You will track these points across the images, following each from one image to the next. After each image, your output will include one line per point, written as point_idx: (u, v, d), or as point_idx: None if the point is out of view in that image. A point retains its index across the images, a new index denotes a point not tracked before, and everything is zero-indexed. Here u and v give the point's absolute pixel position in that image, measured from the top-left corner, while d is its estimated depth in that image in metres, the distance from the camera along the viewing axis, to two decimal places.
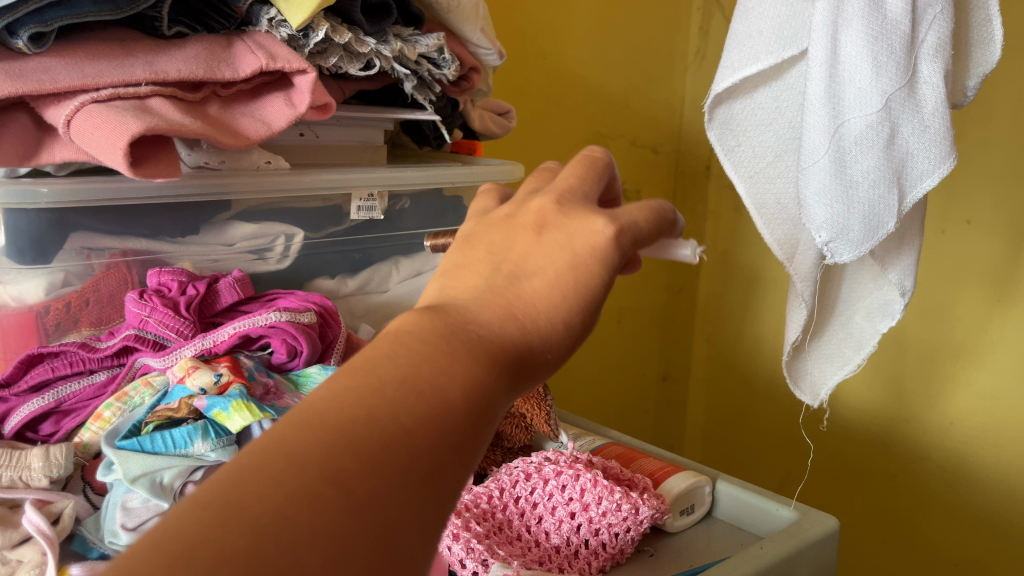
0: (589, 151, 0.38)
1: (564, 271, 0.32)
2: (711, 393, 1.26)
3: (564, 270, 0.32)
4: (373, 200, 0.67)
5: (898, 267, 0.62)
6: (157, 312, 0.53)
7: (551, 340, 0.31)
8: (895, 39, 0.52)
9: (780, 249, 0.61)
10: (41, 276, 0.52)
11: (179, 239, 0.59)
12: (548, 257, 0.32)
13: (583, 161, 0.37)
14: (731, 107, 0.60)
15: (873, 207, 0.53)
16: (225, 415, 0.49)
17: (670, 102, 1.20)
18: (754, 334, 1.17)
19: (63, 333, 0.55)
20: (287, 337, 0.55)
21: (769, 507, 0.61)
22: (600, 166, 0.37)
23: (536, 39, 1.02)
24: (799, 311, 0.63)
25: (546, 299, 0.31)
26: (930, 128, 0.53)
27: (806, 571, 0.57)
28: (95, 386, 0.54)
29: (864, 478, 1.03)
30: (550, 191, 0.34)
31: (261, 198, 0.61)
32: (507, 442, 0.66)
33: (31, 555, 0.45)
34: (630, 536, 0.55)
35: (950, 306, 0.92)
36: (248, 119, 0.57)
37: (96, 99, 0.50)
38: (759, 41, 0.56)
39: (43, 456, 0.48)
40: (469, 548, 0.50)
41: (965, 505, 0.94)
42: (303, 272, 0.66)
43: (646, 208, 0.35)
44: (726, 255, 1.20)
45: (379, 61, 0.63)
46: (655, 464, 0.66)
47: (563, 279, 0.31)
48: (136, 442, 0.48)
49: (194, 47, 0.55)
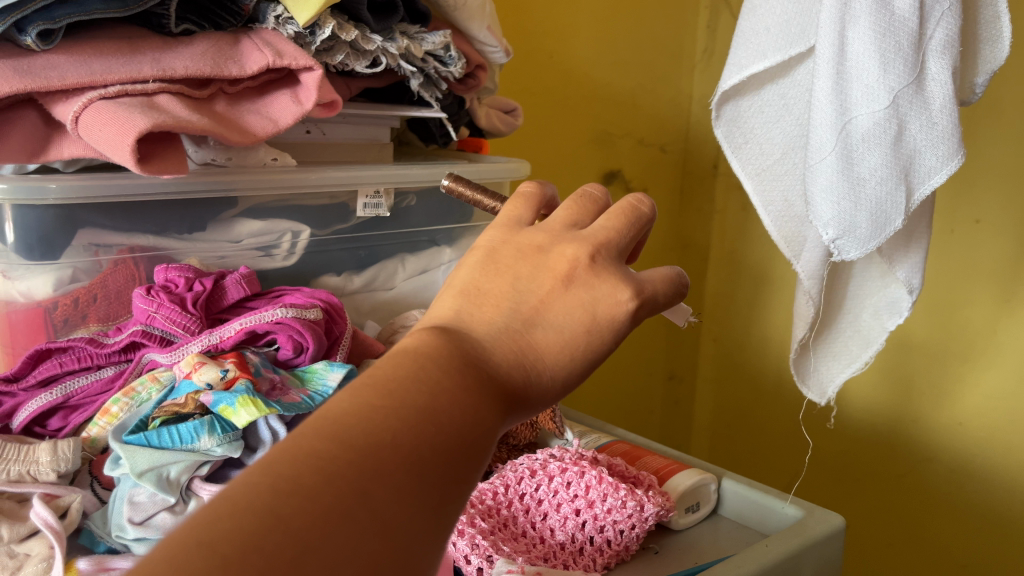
0: (635, 202, 0.40)
1: (579, 329, 0.35)
2: (717, 392, 1.26)
3: (580, 330, 0.35)
4: (379, 198, 0.67)
5: (906, 264, 0.62)
6: (164, 307, 0.53)
7: (547, 392, 0.34)
8: (903, 36, 0.52)
9: (787, 246, 0.61)
10: (50, 272, 0.53)
11: (186, 235, 0.59)
12: (568, 313, 0.35)
13: (626, 213, 0.39)
14: (739, 104, 0.60)
15: (881, 204, 0.53)
16: (231, 410, 0.49)
17: (677, 101, 1.20)
18: (762, 333, 1.17)
19: (71, 328, 0.55)
20: (293, 333, 0.55)
21: (775, 504, 0.61)
22: (639, 223, 0.39)
23: (543, 38, 1.02)
24: (806, 308, 0.63)
25: (557, 354, 0.34)
26: (938, 125, 0.53)
27: (812, 570, 0.57)
28: (102, 382, 0.54)
29: (871, 477, 1.03)
30: (589, 242, 0.37)
31: (268, 194, 0.62)
32: (512, 439, 0.66)
33: (39, 548, 0.45)
34: (635, 533, 0.55)
35: (958, 305, 0.91)
36: (255, 116, 0.57)
37: (104, 96, 0.50)
38: (767, 38, 0.56)
39: (51, 451, 0.48)
40: (474, 544, 0.50)
41: (973, 505, 0.93)
42: (309, 269, 0.66)
43: (660, 273, 0.39)
44: (733, 254, 1.19)
45: (385, 58, 0.64)
46: (660, 461, 0.66)
47: (576, 338, 0.35)
48: (143, 437, 0.48)
49: (201, 45, 0.55)
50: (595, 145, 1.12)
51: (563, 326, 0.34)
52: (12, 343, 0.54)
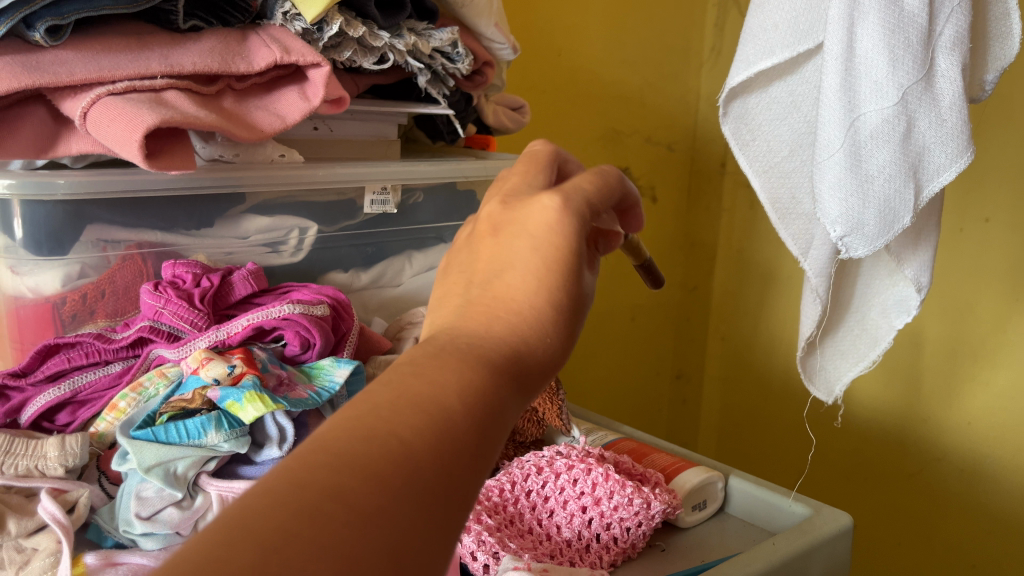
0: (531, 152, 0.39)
1: (528, 256, 0.31)
2: (725, 391, 1.25)
3: (529, 255, 0.31)
4: (386, 194, 0.67)
5: (915, 262, 0.62)
6: (172, 303, 0.53)
7: (532, 328, 0.30)
8: (912, 32, 0.51)
9: (795, 243, 0.60)
10: (58, 268, 0.53)
11: (193, 231, 0.59)
12: (510, 252, 0.32)
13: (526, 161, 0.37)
14: (746, 101, 0.60)
15: (889, 201, 0.52)
16: (238, 406, 0.49)
17: (685, 99, 1.20)
18: (769, 331, 1.16)
19: (79, 324, 0.55)
20: (301, 329, 0.55)
21: (782, 503, 0.61)
22: (543, 162, 0.37)
23: (551, 36, 1.01)
24: (813, 306, 0.63)
25: (519, 287, 0.31)
26: (947, 122, 0.53)
27: (819, 568, 0.57)
28: (110, 377, 0.54)
29: (879, 477, 1.03)
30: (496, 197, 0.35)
31: (275, 191, 0.62)
32: (518, 436, 0.66)
33: (46, 543, 0.45)
34: (642, 530, 0.55)
35: (968, 304, 0.91)
36: (262, 112, 0.58)
37: (113, 92, 0.50)
38: (775, 34, 0.55)
39: (59, 445, 0.49)
40: (480, 541, 0.50)
41: (981, 505, 0.93)
42: (317, 265, 0.66)
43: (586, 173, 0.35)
44: (741, 252, 1.19)
45: (393, 55, 0.64)
46: (667, 459, 0.66)
47: (534, 266, 0.31)
48: (150, 432, 0.48)
49: (209, 41, 0.55)
50: (602, 143, 1.12)
51: (512, 264, 0.31)
52: (21, 339, 0.54)
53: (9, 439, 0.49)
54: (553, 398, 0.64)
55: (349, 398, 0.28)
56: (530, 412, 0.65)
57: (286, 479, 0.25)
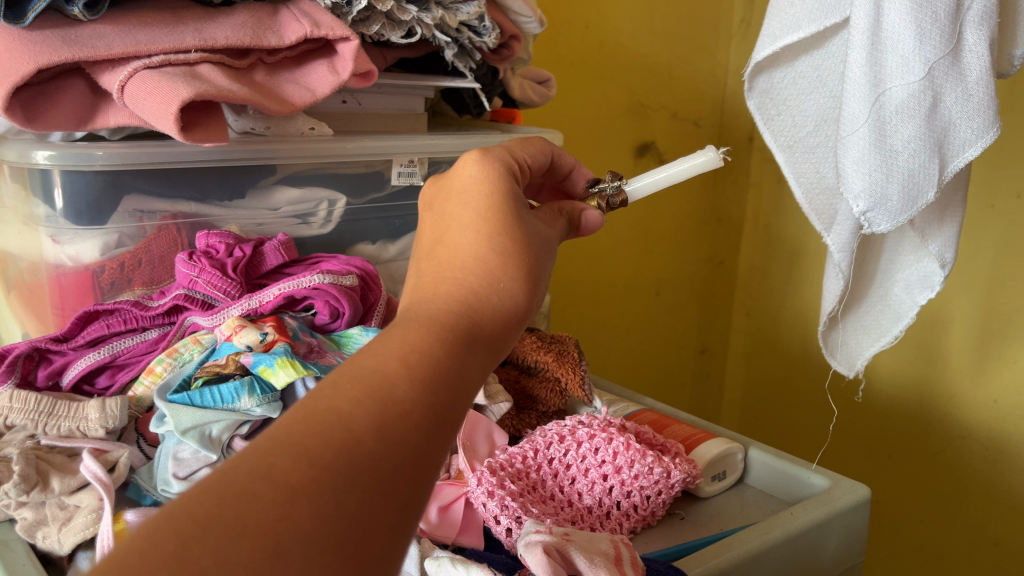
0: (531, 142, 0.45)
1: (484, 156, 0.39)
2: (750, 366, 1.26)
3: (471, 160, 0.39)
4: (412, 167, 0.68)
5: (939, 238, 0.62)
6: (206, 272, 0.55)
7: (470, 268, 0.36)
8: (940, 7, 0.51)
9: (818, 218, 0.61)
10: (97, 237, 0.55)
11: (226, 202, 0.61)
12: (463, 167, 0.39)
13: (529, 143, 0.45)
14: (772, 76, 0.60)
15: (913, 176, 0.53)
16: (270, 371, 0.51)
17: (712, 73, 1.19)
18: (796, 304, 1.17)
19: (118, 291, 0.57)
20: (330, 299, 0.57)
21: (802, 473, 0.62)
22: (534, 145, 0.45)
23: (578, 10, 1.01)
24: (836, 280, 0.63)
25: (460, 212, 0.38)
26: (974, 97, 0.53)
27: (836, 540, 0.58)
28: (147, 343, 0.56)
29: (900, 454, 1.04)
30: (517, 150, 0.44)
31: (307, 163, 0.63)
32: (541, 406, 0.67)
33: (89, 500, 0.47)
34: (662, 498, 0.57)
35: (998, 279, 0.90)
36: (292, 85, 0.59)
37: (149, 65, 0.51)
38: (802, 9, 0.55)
39: (100, 408, 0.51)
40: (503, 506, 0.52)
41: (1003, 481, 0.93)
42: (345, 237, 0.67)
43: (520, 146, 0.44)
44: (769, 227, 1.19)
45: (420, 28, 0.64)
46: (687, 429, 0.67)
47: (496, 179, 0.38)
48: (186, 397, 0.50)
49: (240, 16, 0.56)
50: (628, 118, 1.12)
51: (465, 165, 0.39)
52: (62, 305, 0.56)
53: (52, 401, 0.51)
54: (576, 369, 0.66)
55: (353, 380, 0.29)
56: (553, 382, 0.66)
57: (292, 470, 0.25)
